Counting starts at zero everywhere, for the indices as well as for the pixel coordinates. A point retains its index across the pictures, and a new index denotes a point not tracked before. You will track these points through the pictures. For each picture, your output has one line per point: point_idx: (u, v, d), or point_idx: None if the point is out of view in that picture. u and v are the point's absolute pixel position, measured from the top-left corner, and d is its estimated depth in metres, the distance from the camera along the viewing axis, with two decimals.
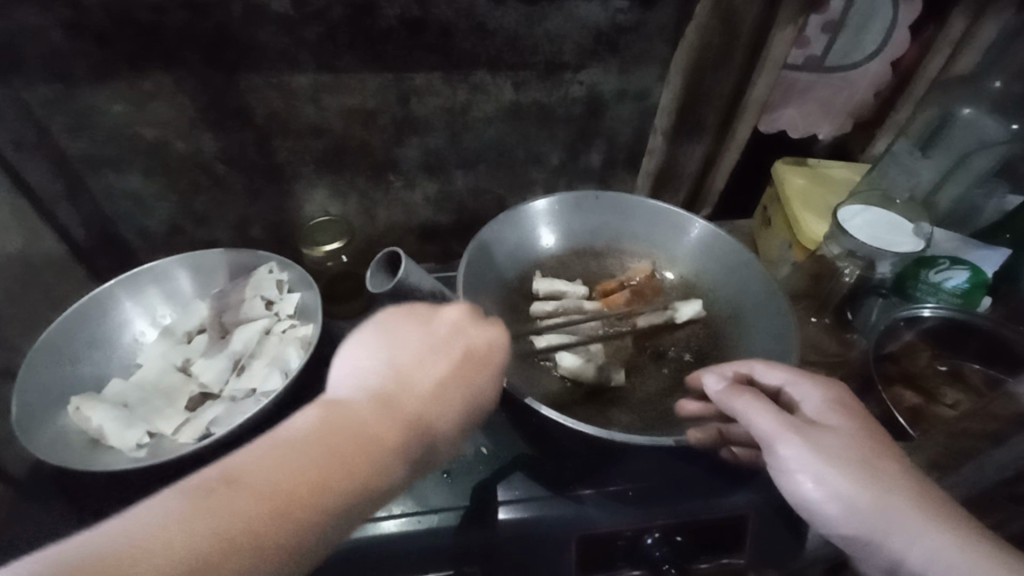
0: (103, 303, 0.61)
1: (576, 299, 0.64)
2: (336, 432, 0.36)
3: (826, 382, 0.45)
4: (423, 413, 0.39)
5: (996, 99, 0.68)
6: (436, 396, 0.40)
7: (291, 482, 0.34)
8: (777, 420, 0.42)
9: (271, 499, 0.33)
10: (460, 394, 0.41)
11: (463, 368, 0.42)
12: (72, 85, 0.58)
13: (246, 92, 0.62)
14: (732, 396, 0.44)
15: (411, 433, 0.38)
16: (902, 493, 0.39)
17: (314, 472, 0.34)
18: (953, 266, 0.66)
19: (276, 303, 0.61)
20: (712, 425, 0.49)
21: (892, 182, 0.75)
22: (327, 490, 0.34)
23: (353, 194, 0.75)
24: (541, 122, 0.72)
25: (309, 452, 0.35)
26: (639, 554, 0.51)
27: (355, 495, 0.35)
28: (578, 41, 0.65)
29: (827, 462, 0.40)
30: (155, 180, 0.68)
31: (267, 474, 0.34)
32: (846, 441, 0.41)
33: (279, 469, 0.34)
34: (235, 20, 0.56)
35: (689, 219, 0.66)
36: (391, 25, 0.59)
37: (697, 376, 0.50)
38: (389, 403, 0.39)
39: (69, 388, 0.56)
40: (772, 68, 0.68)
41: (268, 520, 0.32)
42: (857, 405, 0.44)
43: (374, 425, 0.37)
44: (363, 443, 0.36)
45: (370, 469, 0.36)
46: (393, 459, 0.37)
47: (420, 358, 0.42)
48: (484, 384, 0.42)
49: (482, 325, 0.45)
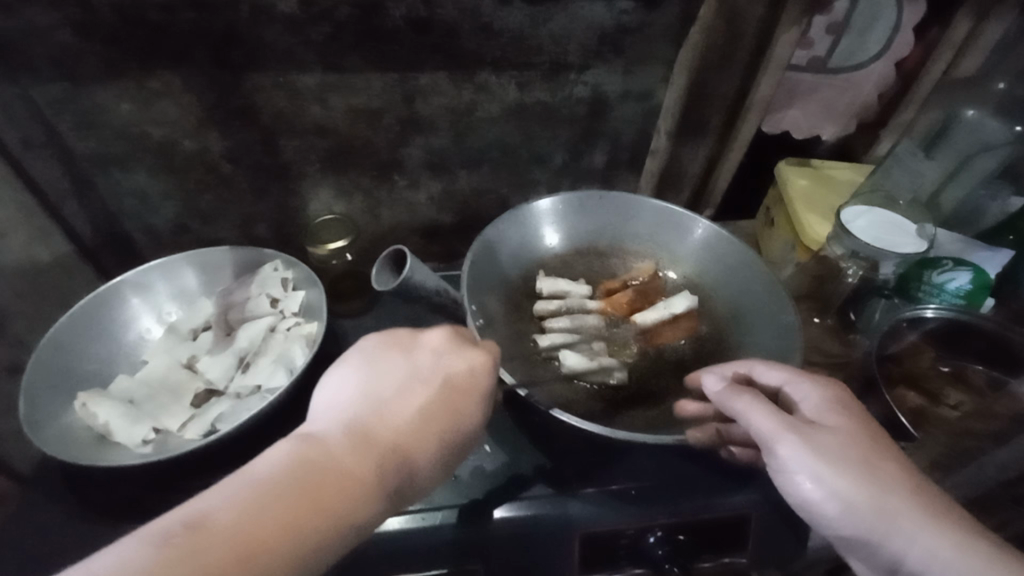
0: (109, 300, 0.61)
1: (580, 298, 0.64)
2: (312, 467, 0.37)
3: (826, 381, 0.45)
4: (400, 446, 0.40)
5: (998, 102, 0.69)
6: (415, 425, 0.41)
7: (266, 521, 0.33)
8: (777, 418, 0.41)
9: (245, 539, 0.32)
10: (441, 423, 0.41)
11: (444, 396, 0.42)
12: (81, 84, 0.58)
13: (252, 91, 0.62)
14: (731, 396, 0.44)
15: (387, 468, 0.38)
16: (901, 493, 0.39)
17: (291, 510, 0.34)
18: (956, 267, 0.64)
19: (281, 300, 0.61)
20: (712, 426, 0.51)
21: (895, 183, 0.75)
22: (303, 528, 0.34)
23: (357, 193, 0.75)
24: (544, 123, 0.73)
25: (285, 489, 0.35)
26: (640, 553, 0.51)
27: (330, 532, 0.35)
28: (582, 41, 0.65)
29: (827, 461, 0.40)
30: (162, 178, 0.68)
31: (241, 514, 0.33)
32: (847, 439, 0.41)
33: (254, 508, 0.34)
34: (243, 20, 0.57)
35: (692, 219, 0.67)
36: (396, 25, 0.60)
37: (696, 376, 0.51)
38: (367, 434, 0.39)
39: (75, 384, 0.56)
40: (775, 70, 0.67)
41: (241, 562, 0.32)
42: (857, 403, 0.44)
43: (351, 461, 0.38)
44: (337, 482, 0.36)
45: (346, 504, 0.36)
46: (370, 492, 0.37)
47: (399, 391, 0.42)
48: (467, 411, 0.43)
49: (463, 350, 0.45)
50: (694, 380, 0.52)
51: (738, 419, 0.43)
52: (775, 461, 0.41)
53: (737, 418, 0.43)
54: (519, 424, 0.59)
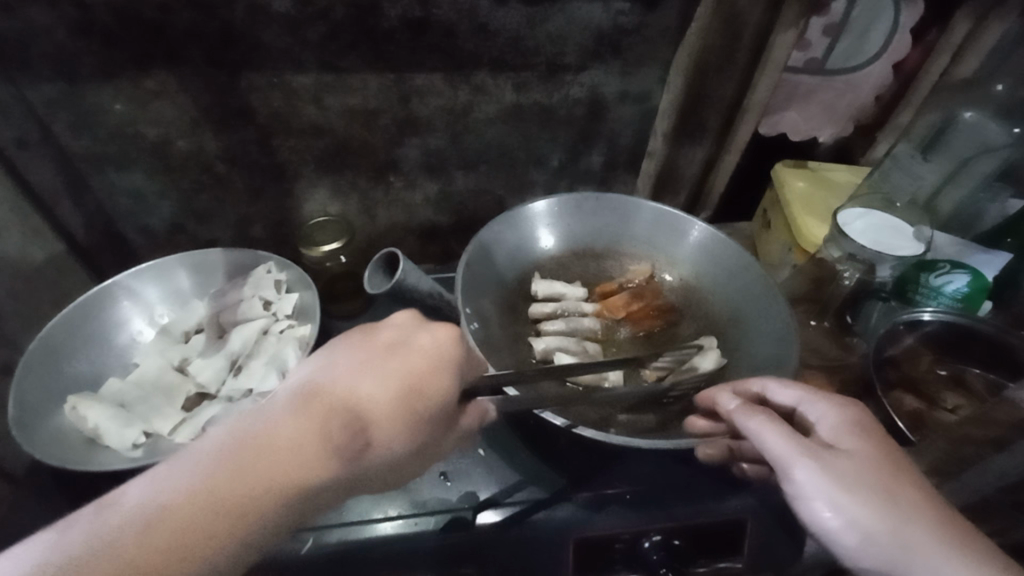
0: (101, 302, 0.61)
1: (576, 301, 0.64)
2: (250, 437, 0.33)
3: (845, 402, 0.44)
4: (354, 414, 0.36)
5: (999, 105, 0.69)
6: (373, 392, 0.37)
7: (190, 510, 0.30)
8: (790, 440, 0.41)
9: (164, 528, 0.29)
10: (401, 386, 0.37)
11: (406, 363, 0.38)
12: (76, 83, 0.58)
13: (247, 91, 0.62)
14: (744, 414, 0.43)
15: (337, 438, 0.34)
16: (924, 523, 0.37)
17: (221, 493, 0.31)
18: (953, 270, 0.65)
19: (274, 303, 0.61)
20: (724, 443, 0.50)
21: (894, 185, 0.74)
22: (233, 507, 0.31)
23: (353, 194, 0.75)
24: (542, 124, 0.72)
25: (218, 466, 0.31)
26: (637, 559, 0.50)
27: (270, 506, 0.31)
28: (580, 42, 0.65)
29: (844, 488, 0.39)
30: (157, 178, 0.68)
31: (162, 501, 0.30)
32: (866, 462, 0.40)
33: (178, 492, 0.30)
34: (239, 20, 0.56)
35: (688, 221, 0.66)
36: (393, 26, 0.59)
37: (705, 396, 0.50)
38: (314, 399, 0.36)
39: (68, 387, 0.56)
40: (773, 71, 0.67)
41: (163, 554, 0.29)
42: (876, 426, 0.43)
43: (296, 429, 0.34)
44: (279, 456, 0.33)
45: (291, 474, 0.32)
46: (317, 459, 0.33)
47: (358, 362, 0.38)
48: (434, 375, 0.39)
49: (428, 325, 0.42)
50: (704, 400, 0.50)
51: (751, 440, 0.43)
52: (791, 486, 0.40)
53: (750, 438, 0.43)
54: (513, 429, 0.58)
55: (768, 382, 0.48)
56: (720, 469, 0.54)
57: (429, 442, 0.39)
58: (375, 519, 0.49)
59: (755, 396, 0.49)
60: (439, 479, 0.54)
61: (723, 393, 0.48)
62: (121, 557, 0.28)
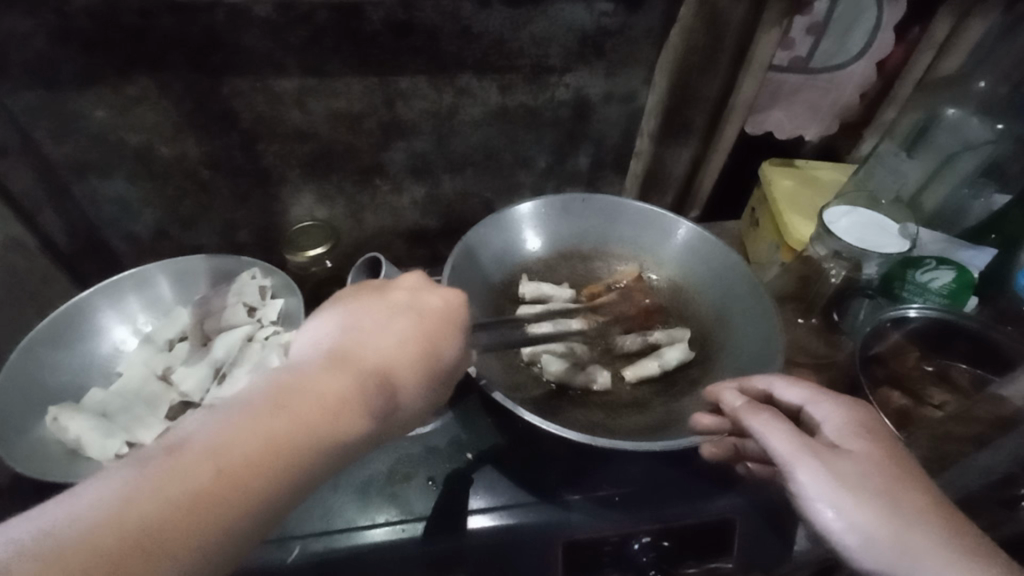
0: (82, 312, 0.60)
1: (561, 302, 0.63)
2: (288, 388, 0.35)
3: (851, 403, 0.44)
4: (382, 364, 0.39)
5: (985, 100, 0.68)
6: (396, 349, 0.40)
7: (242, 454, 0.32)
8: (793, 440, 0.40)
9: (221, 467, 0.31)
10: (422, 344, 0.41)
11: (423, 324, 0.42)
12: (56, 90, 0.57)
13: (231, 96, 0.62)
14: (750, 413, 0.43)
15: (369, 384, 0.37)
16: (926, 527, 0.37)
17: (268, 439, 0.33)
18: (939, 267, 0.66)
19: (259, 308, 0.60)
20: (728, 441, 0.51)
21: (880, 183, 0.75)
22: (280, 452, 0.32)
23: (340, 198, 0.74)
24: (528, 125, 0.72)
25: (266, 412, 0.34)
26: (625, 560, 0.50)
27: (314, 449, 0.34)
28: (564, 43, 0.65)
29: (846, 491, 0.38)
30: (141, 185, 0.67)
31: (215, 442, 0.32)
32: (868, 466, 0.39)
33: (229, 437, 0.32)
34: (220, 25, 0.56)
35: (675, 221, 0.66)
36: (376, 29, 0.59)
37: (712, 391, 0.50)
38: (345, 355, 0.38)
39: (49, 396, 0.55)
40: (757, 71, 0.68)
41: (227, 487, 0.31)
42: (881, 429, 0.42)
43: (331, 380, 0.36)
44: (325, 403, 0.35)
45: (331, 422, 0.35)
46: (354, 406, 0.36)
47: (379, 323, 0.41)
48: (447, 334, 0.43)
49: (437, 290, 0.46)
50: (711, 395, 0.50)
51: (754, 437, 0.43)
52: (792, 487, 0.40)
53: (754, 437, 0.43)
54: (500, 433, 0.58)
55: (774, 380, 0.48)
56: (709, 469, 0.54)
57: (442, 394, 0.42)
58: (362, 527, 0.49)
59: (762, 394, 0.48)
60: (425, 485, 0.52)
61: (731, 392, 0.48)
62: (183, 490, 0.30)
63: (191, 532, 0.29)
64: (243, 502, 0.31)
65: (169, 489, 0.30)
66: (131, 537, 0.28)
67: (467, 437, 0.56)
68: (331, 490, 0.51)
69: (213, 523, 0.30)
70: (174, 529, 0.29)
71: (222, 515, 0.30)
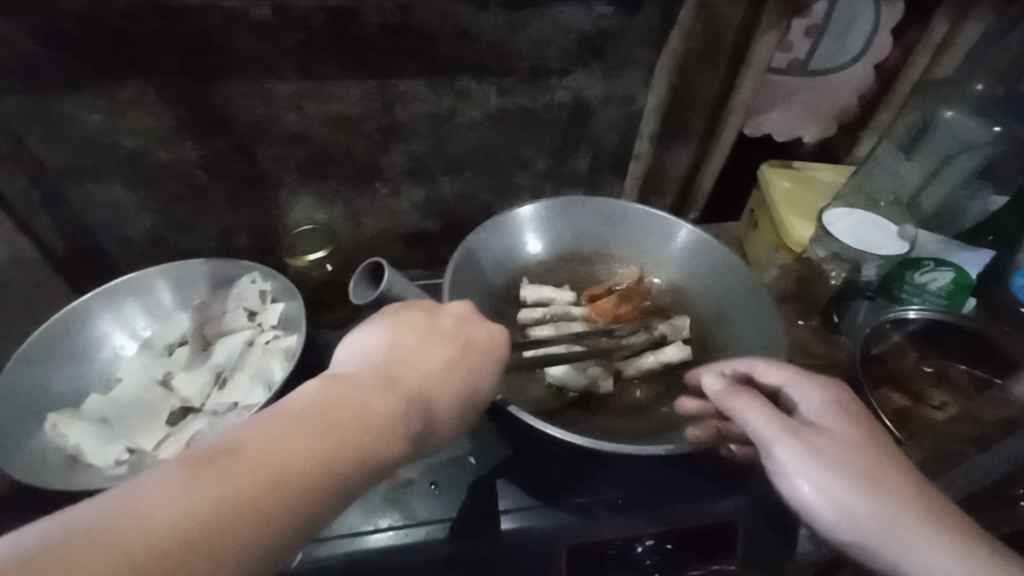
0: (80, 317, 0.60)
1: (563, 305, 0.64)
2: (339, 404, 0.35)
3: (828, 383, 0.44)
4: (425, 388, 0.40)
5: (980, 102, 0.69)
6: (438, 375, 0.41)
7: (293, 464, 0.31)
8: (776, 421, 0.40)
9: (271, 474, 0.30)
10: (463, 374, 0.42)
11: (465, 355, 0.43)
12: (49, 94, 0.57)
13: (227, 99, 0.61)
14: (731, 395, 0.43)
15: (411, 407, 0.38)
16: (903, 503, 0.38)
17: (318, 452, 0.32)
18: (937, 268, 0.66)
19: (259, 312, 0.60)
20: (711, 423, 0.50)
21: (877, 184, 0.76)
22: (328, 466, 0.32)
23: (338, 201, 0.74)
24: (526, 128, 0.72)
25: (318, 426, 0.33)
26: (628, 561, 0.50)
27: (358, 468, 0.33)
28: (562, 46, 0.65)
29: (827, 469, 0.39)
30: (136, 189, 0.67)
31: (266, 449, 0.31)
32: (847, 446, 0.40)
33: (281, 446, 0.32)
34: (216, 28, 0.56)
35: (676, 223, 0.66)
36: (373, 32, 0.59)
37: (695, 374, 0.51)
38: (392, 377, 0.39)
39: (47, 403, 0.55)
40: (755, 73, 0.67)
41: (271, 498, 0.30)
42: (856, 408, 0.43)
43: (378, 398, 0.37)
44: (371, 420, 0.35)
45: (376, 441, 0.35)
46: (398, 426, 0.36)
47: (424, 346, 0.42)
48: (485, 364, 0.44)
49: (482, 321, 0.47)
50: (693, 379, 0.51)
51: (735, 419, 0.42)
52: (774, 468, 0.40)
53: (735, 418, 0.42)
54: (501, 436, 0.58)
55: (754, 362, 0.47)
56: (710, 469, 0.54)
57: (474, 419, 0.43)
58: (365, 532, 0.48)
59: (743, 376, 0.47)
60: (428, 489, 0.52)
61: (711, 373, 0.47)
62: (228, 497, 0.29)
63: (231, 542, 0.28)
64: (284, 514, 0.30)
65: (220, 492, 0.29)
66: (176, 535, 0.27)
67: (471, 444, 0.57)
68: None
69: (253, 535, 0.29)
70: (216, 536, 0.28)
71: (267, 522, 0.29)
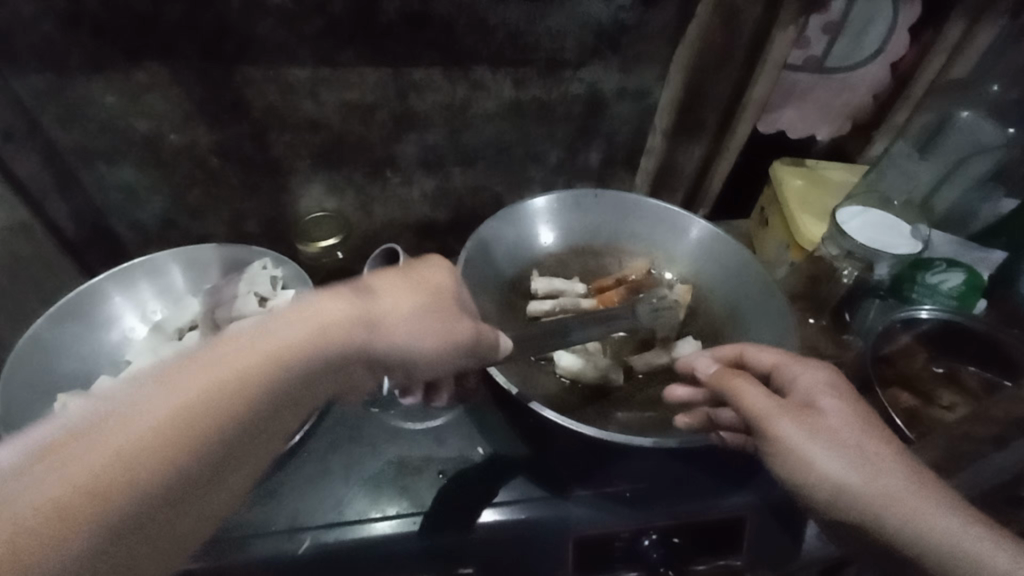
0: (92, 297, 0.60)
1: (573, 297, 0.64)
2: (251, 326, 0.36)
3: (818, 364, 0.45)
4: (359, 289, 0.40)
5: (994, 105, 0.70)
6: (371, 279, 0.42)
7: (205, 384, 0.32)
8: (767, 398, 0.41)
9: (193, 398, 0.31)
10: (397, 280, 0.42)
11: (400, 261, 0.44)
12: (64, 75, 0.57)
13: (242, 85, 0.61)
14: (725, 379, 0.44)
15: (344, 302, 0.38)
16: (896, 475, 0.38)
17: (232, 369, 0.33)
18: (950, 269, 0.66)
19: (270, 298, 0.59)
20: (702, 409, 0.50)
21: (890, 184, 0.75)
22: (240, 376, 0.33)
23: (350, 190, 0.74)
24: (541, 120, 0.72)
25: (229, 346, 0.34)
26: (636, 554, 0.51)
27: (282, 372, 0.34)
28: (580, 38, 0.64)
29: (818, 443, 0.39)
30: (149, 173, 0.66)
31: (172, 379, 0.32)
32: (841, 421, 0.40)
33: (187, 372, 0.32)
34: (234, 11, 0.55)
35: (689, 219, 0.66)
36: (391, 20, 0.58)
37: (687, 362, 0.50)
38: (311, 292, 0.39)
39: (58, 383, 0.55)
40: (771, 71, 0.66)
41: (207, 399, 0.31)
42: (848, 389, 0.43)
43: (300, 310, 0.37)
44: (302, 322, 0.36)
45: (297, 347, 0.35)
46: (325, 331, 0.37)
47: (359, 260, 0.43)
48: (425, 271, 0.44)
49: None
50: (686, 366, 0.51)
51: (730, 401, 0.43)
52: (766, 442, 0.40)
53: (730, 401, 0.43)
54: (513, 426, 0.57)
55: (747, 346, 0.48)
56: (719, 466, 0.53)
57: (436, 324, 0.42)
58: (372, 519, 0.48)
59: (735, 359, 0.49)
60: (436, 478, 0.52)
61: (704, 360, 0.49)
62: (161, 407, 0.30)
63: (173, 444, 0.30)
64: (220, 413, 0.32)
65: (126, 424, 0.30)
66: (99, 471, 0.28)
67: (480, 434, 0.56)
68: (344, 483, 0.52)
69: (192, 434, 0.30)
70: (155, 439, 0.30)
71: (189, 438, 0.30)
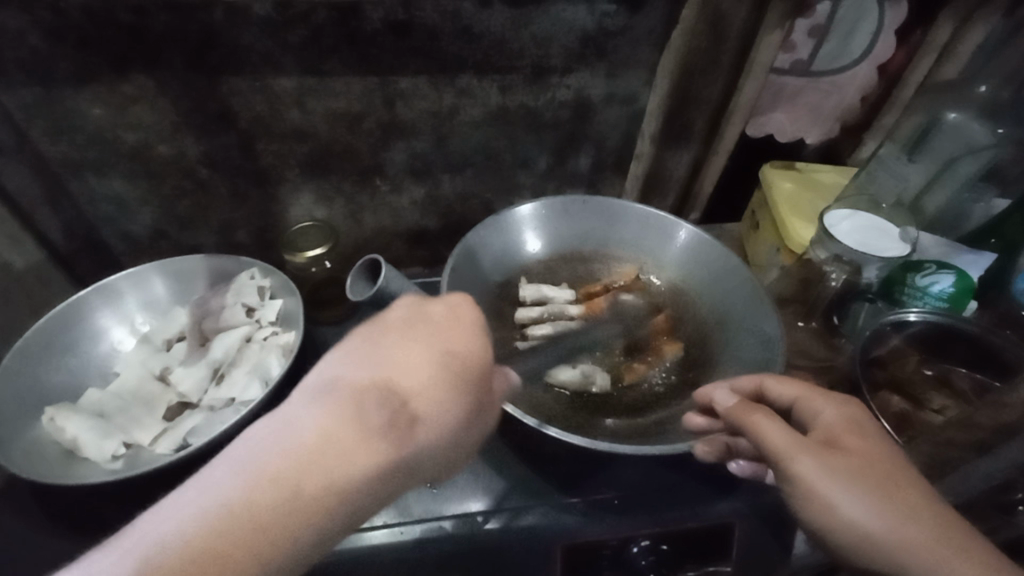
0: (81, 311, 0.61)
1: (562, 304, 0.64)
2: (303, 438, 0.32)
3: (846, 400, 0.43)
4: (401, 392, 0.36)
5: (982, 104, 0.68)
6: (410, 372, 0.36)
7: (260, 502, 0.30)
8: (792, 436, 0.40)
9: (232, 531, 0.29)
10: (439, 354, 0.38)
11: (444, 334, 0.39)
12: (51, 88, 0.57)
13: (229, 95, 0.61)
14: (743, 411, 0.43)
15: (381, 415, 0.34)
16: (921, 523, 0.36)
17: (258, 497, 0.30)
18: (940, 271, 0.65)
19: (257, 309, 0.61)
20: (720, 439, 0.49)
21: (880, 186, 0.75)
22: (272, 499, 0.30)
23: (339, 198, 0.74)
24: (529, 127, 0.72)
25: (269, 464, 0.31)
26: (625, 563, 0.50)
27: (334, 496, 0.31)
28: (565, 44, 0.64)
29: (842, 487, 0.38)
30: (138, 184, 0.67)
31: (225, 499, 0.30)
32: (867, 464, 0.39)
33: (240, 508, 0.29)
34: (219, 22, 0.56)
35: (676, 224, 0.66)
36: (376, 28, 0.59)
37: (705, 393, 0.50)
38: (341, 390, 0.34)
39: (45, 396, 0.56)
40: (759, 72, 0.67)
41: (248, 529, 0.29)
42: (874, 426, 0.41)
43: (342, 425, 0.33)
44: (330, 446, 0.32)
45: (337, 466, 0.31)
46: (372, 450, 0.33)
47: (403, 342, 0.38)
48: (468, 344, 0.39)
49: (442, 296, 0.41)
50: (704, 397, 0.50)
51: (749, 435, 0.42)
52: (788, 481, 0.39)
53: (747, 434, 0.42)
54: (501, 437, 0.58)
55: (765, 377, 0.48)
56: (710, 471, 0.54)
57: (476, 405, 0.38)
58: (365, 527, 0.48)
59: (754, 392, 0.48)
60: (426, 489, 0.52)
61: (722, 391, 0.48)
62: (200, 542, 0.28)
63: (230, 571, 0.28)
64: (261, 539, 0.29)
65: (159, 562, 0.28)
66: None
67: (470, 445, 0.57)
68: None
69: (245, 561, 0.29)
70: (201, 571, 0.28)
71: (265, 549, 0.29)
